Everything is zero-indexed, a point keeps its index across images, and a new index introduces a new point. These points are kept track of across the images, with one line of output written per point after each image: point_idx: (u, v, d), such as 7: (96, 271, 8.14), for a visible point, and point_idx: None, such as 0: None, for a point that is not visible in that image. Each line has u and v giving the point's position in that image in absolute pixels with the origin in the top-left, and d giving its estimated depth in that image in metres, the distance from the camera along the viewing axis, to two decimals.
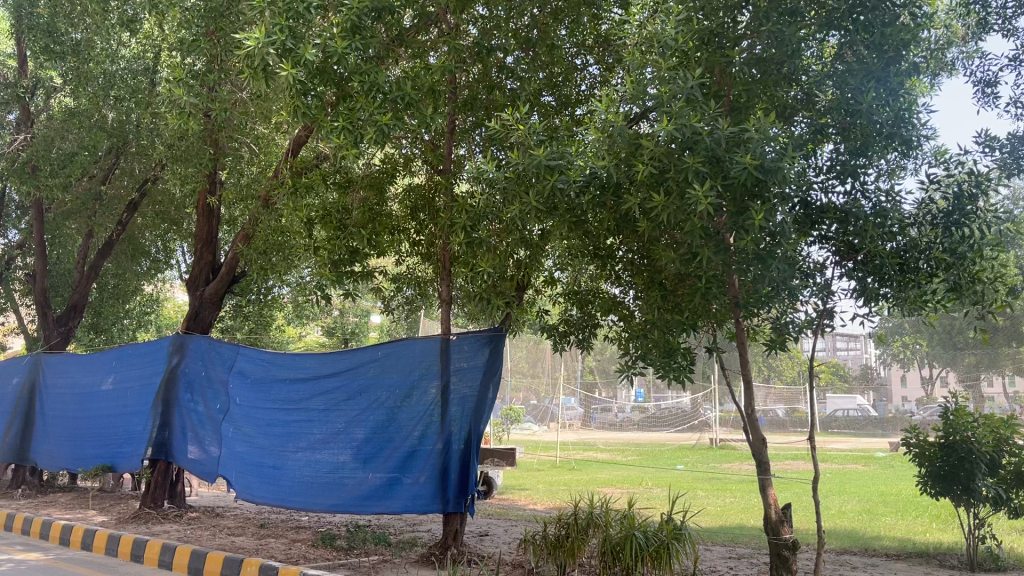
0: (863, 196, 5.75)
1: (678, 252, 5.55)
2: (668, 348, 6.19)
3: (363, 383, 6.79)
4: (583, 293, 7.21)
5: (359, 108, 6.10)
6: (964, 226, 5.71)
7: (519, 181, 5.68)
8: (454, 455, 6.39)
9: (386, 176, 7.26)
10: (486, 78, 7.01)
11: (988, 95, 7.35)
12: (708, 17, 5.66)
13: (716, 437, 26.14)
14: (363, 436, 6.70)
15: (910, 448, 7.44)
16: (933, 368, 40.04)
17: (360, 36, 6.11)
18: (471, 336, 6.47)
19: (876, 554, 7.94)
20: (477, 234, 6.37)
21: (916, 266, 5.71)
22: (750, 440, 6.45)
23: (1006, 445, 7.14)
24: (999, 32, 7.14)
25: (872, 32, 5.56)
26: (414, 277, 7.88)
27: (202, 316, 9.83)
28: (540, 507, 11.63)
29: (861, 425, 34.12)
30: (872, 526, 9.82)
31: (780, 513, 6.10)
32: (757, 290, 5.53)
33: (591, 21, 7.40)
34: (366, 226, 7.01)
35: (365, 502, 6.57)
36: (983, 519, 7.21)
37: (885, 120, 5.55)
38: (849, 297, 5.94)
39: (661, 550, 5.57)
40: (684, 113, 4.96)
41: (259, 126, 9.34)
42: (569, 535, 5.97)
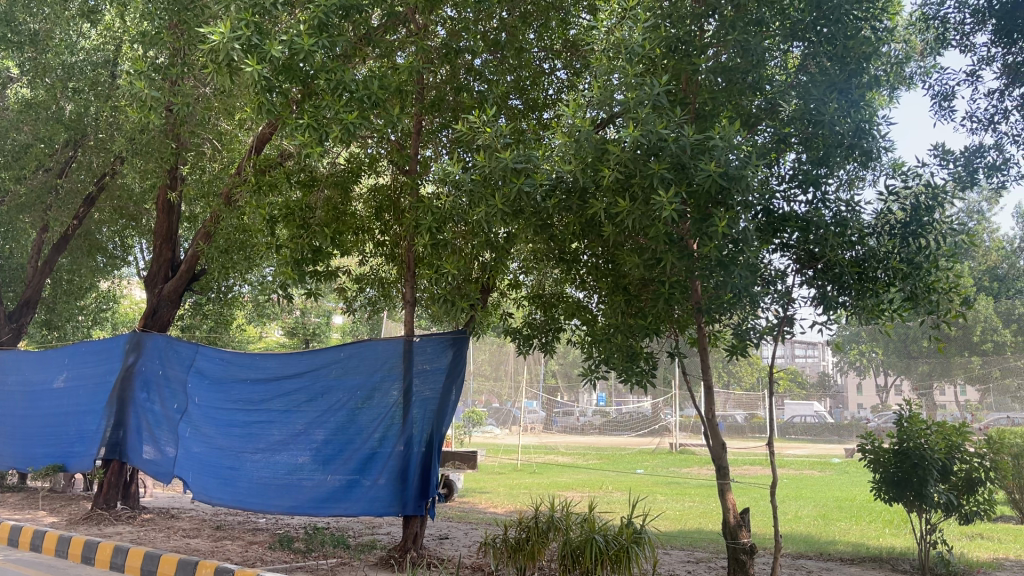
0: (824, 206, 5.85)
1: (642, 257, 5.61)
2: (631, 354, 6.21)
3: (324, 384, 6.71)
4: (548, 297, 7.24)
5: (324, 106, 6.04)
6: (921, 237, 5.83)
7: (485, 184, 5.64)
8: (415, 457, 6.39)
9: (349, 176, 7.12)
10: (454, 79, 6.98)
11: (945, 108, 7.52)
12: (675, 25, 5.75)
13: (676, 441, 26.36)
14: (323, 437, 6.64)
15: (865, 454, 7.56)
16: (888, 376, 40.77)
17: (327, 33, 6.06)
18: (435, 337, 6.46)
19: (831, 558, 8.06)
20: (442, 236, 6.39)
21: (874, 276, 5.83)
22: (711, 444, 6.50)
23: (958, 452, 7.28)
24: (958, 48, 7.28)
25: (834, 44, 5.70)
26: (378, 278, 7.85)
27: (160, 314, 9.63)
28: (500, 511, 11.61)
29: (818, 432, 34.63)
30: (828, 530, 9.97)
31: (738, 518, 6.15)
32: (719, 296, 5.62)
33: (560, 25, 7.45)
34: (329, 225, 6.95)
35: (323, 505, 6.51)
36: (935, 525, 7.35)
37: (846, 131, 5.60)
38: (809, 305, 6.04)
39: (621, 554, 5.59)
40: (650, 120, 5.01)
41: (222, 122, 9.21)
42: (530, 538, 5.96)
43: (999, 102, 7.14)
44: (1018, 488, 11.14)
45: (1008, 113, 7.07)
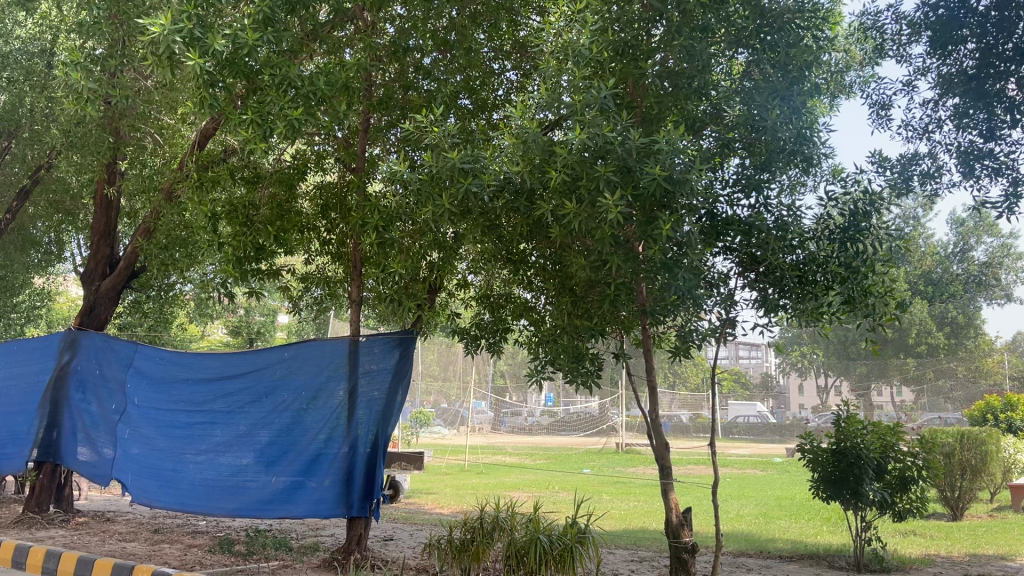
0: (766, 210, 5.97)
1: (588, 258, 5.65)
2: (576, 354, 6.22)
3: (269, 385, 6.61)
4: (495, 297, 7.19)
5: (269, 101, 5.93)
6: (859, 242, 5.99)
7: (433, 184, 5.61)
8: (360, 459, 6.30)
9: (296, 173, 7.06)
10: (403, 77, 6.95)
11: (883, 118, 7.73)
12: (624, 29, 5.76)
13: (622, 441, 26.64)
14: (267, 438, 6.54)
15: (805, 454, 7.73)
16: (828, 378, 41.81)
17: (272, 29, 5.97)
18: (381, 337, 6.39)
19: (770, 556, 8.22)
20: (389, 235, 6.31)
21: (814, 279, 5.97)
22: (654, 444, 6.57)
23: (891, 451, 7.48)
24: (894, 58, 7.52)
25: (777, 52, 5.79)
26: (324, 277, 7.74)
27: (97, 312, 9.40)
28: (446, 511, 11.59)
29: (760, 432, 35.34)
30: (768, 528, 10.17)
31: (680, 517, 6.22)
32: (664, 298, 5.70)
33: (509, 26, 7.46)
34: (273, 223, 6.78)
35: (266, 507, 6.41)
36: (870, 523, 7.54)
37: (789, 138, 5.75)
38: (751, 307, 6.15)
39: (565, 554, 5.62)
40: (598, 122, 5.07)
41: (165, 116, 9.15)
42: (474, 539, 5.96)
43: (933, 112, 7.36)
44: (949, 486, 11.49)
45: (941, 123, 7.29)
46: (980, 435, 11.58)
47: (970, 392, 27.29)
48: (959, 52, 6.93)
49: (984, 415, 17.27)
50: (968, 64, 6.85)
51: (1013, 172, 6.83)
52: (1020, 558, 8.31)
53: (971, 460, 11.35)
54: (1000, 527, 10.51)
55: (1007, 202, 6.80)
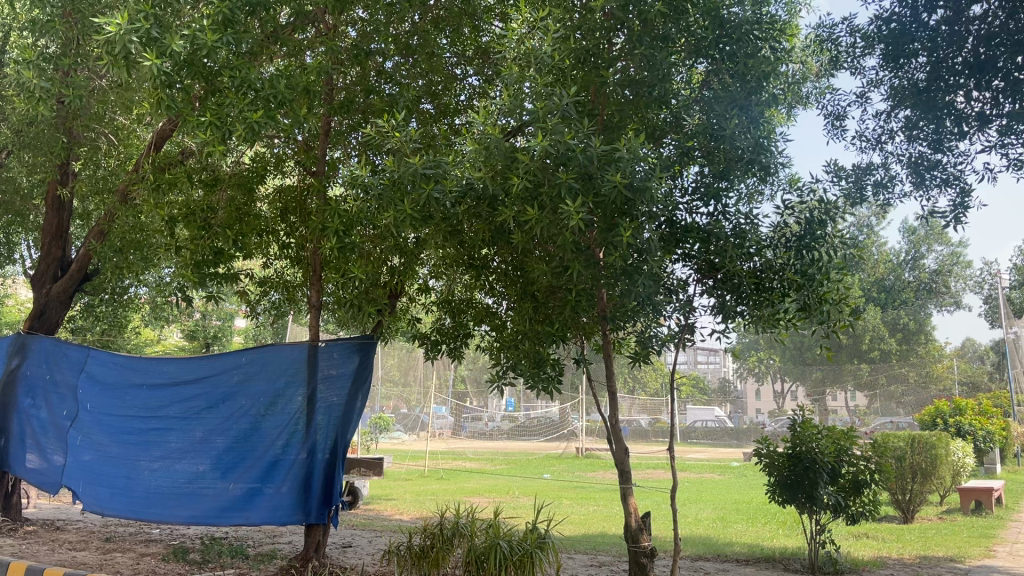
0: (724, 218, 6.07)
1: (549, 264, 5.71)
2: (538, 359, 6.17)
3: (225, 391, 6.51)
4: (457, 303, 7.18)
5: (228, 103, 5.85)
6: (815, 250, 6.06)
7: (395, 188, 5.48)
8: (318, 465, 6.27)
9: (255, 176, 6.99)
10: (364, 81, 6.92)
11: (837, 128, 7.90)
12: (585, 37, 5.84)
13: (582, 446, 26.76)
14: (224, 445, 6.44)
15: (761, 458, 7.84)
16: (785, 383, 42.44)
17: (232, 30, 5.88)
18: (341, 343, 6.37)
19: (727, 560, 8.32)
20: (349, 240, 6.14)
21: (770, 286, 6.06)
22: (614, 449, 6.61)
23: (845, 455, 7.62)
24: (848, 70, 7.69)
25: (735, 62, 5.91)
26: (282, 281, 7.70)
27: (48, 315, 9.20)
28: (406, 518, 11.53)
29: (718, 436, 35.78)
30: (725, 532, 10.29)
31: (639, 522, 6.26)
32: (624, 304, 5.75)
33: (472, 31, 7.48)
34: (232, 226, 6.77)
35: (223, 514, 6.31)
36: (824, 526, 7.67)
37: (747, 146, 5.83)
38: (708, 313, 6.26)
39: (524, 558, 5.62)
40: (559, 130, 5.07)
41: (120, 116, 8.98)
42: (434, 545, 5.93)
43: (885, 123, 7.54)
44: (901, 490, 11.74)
45: (893, 134, 7.47)
46: (930, 439, 11.85)
47: (921, 397, 27.93)
48: (911, 65, 7.11)
49: (935, 419, 17.68)
50: (919, 76, 7.02)
51: (961, 183, 7.02)
52: (968, 559, 8.51)
53: (922, 464, 11.60)
54: (949, 529, 10.76)
55: (954, 211, 7.00)
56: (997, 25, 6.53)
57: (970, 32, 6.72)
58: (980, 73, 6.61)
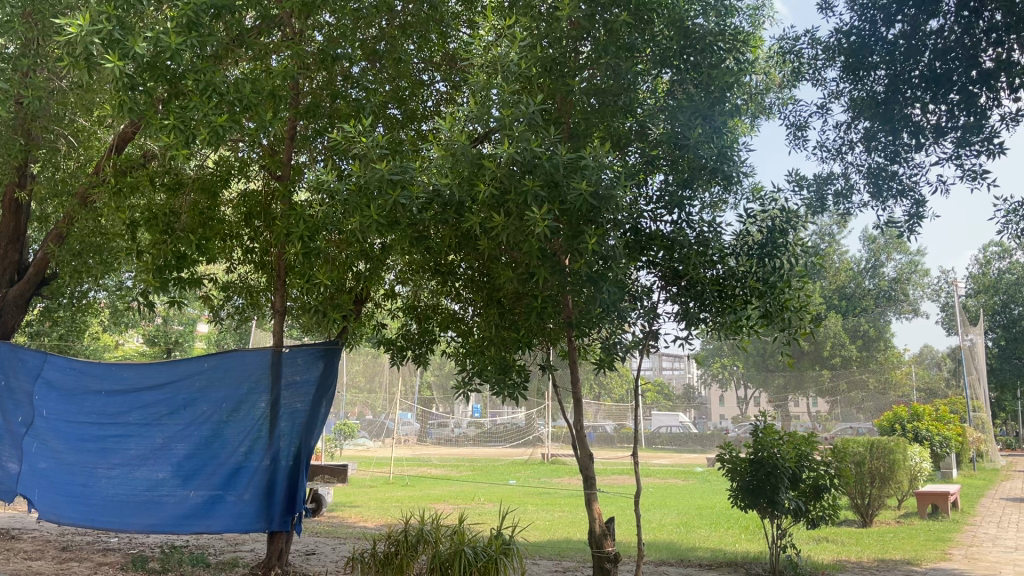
0: (688, 226, 6.12)
1: (516, 271, 5.69)
2: (504, 365, 6.21)
3: (187, 397, 6.40)
4: (423, 309, 7.20)
5: (192, 107, 5.78)
6: (776, 257, 6.18)
7: (361, 195, 5.44)
8: (281, 472, 6.31)
9: (219, 179, 6.89)
10: (330, 85, 6.85)
11: (799, 138, 8.04)
12: (552, 45, 5.84)
13: (547, 452, 26.81)
14: (185, 452, 6.35)
15: (724, 463, 7.93)
16: (748, 389, 42.93)
17: (196, 33, 5.82)
18: (306, 349, 6.39)
19: (690, 564, 8.40)
20: (315, 244, 6.13)
21: (733, 293, 6.19)
22: (578, 455, 6.65)
23: (806, 460, 7.71)
24: (810, 81, 7.84)
25: (700, 72, 6.03)
26: (245, 286, 7.63)
27: (5, 319, 8.98)
28: (370, 524, 11.46)
29: (682, 442, 36.08)
30: (688, 537, 10.40)
31: (603, 527, 6.32)
32: (590, 310, 5.80)
33: (439, 37, 7.50)
34: (196, 231, 6.66)
35: (184, 522, 6.25)
36: (785, 530, 7.76)
37: (710, 156, 5.89)
38: (672, 320, 6.32)
39: (489, 565, 5.62)
40: (526, 137, 5.11)
41: (81, 118, 8.86)
42: (398, 552, 5.90)
43: (845, 134, 7.69)
44: (859, 494, 11.91)
45: (853, 145, 7.62)
46: (888, 444, 12.09)
47: (881, 403, 28.40)
48: (870, 78, 7.26)
49: (893, 425, 18.01)
50: (878, 89, 7.18)
51: (915, 194, 7.19)
52: (923, 562, 8.68)
53: (880, 468, 11.81)
54: (906, 532, 10.96)
55: (909, 222, 7.16)
56: (952, 39, 6.69)
57: (926, 46, 6.86)
58: (936, 87, 6.78)
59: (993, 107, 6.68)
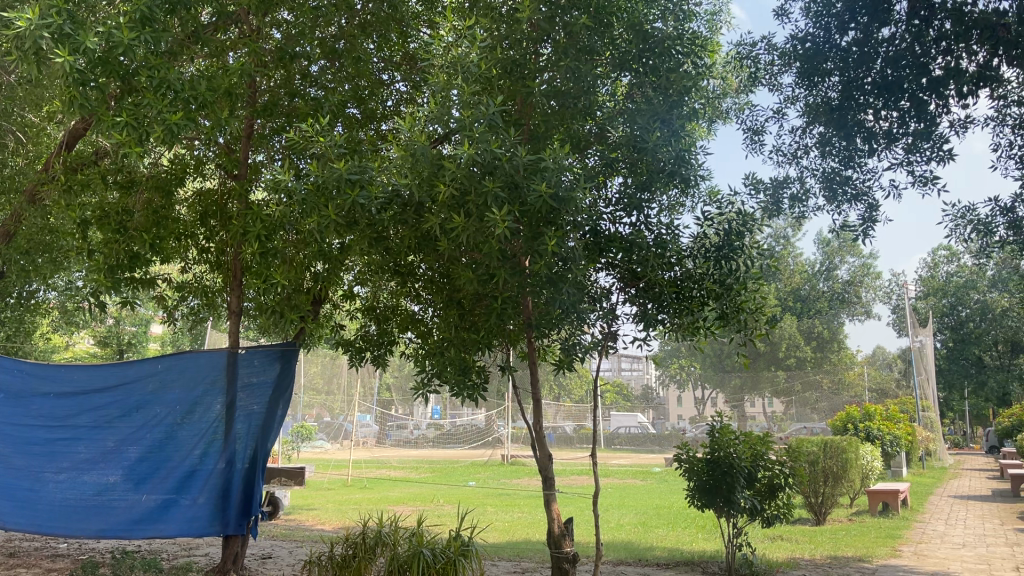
0: (646, 228, 6.17)
1: (476, 272, 5.66)
2: (463, 366, 6.24)
3: (139, 399, 6.26)
4: (381, 310, 7.12)
5: (145, 104, 5.66)
6: (733, 259, 6.28)
7: (318, 194, 5.39)
8: (237, 475, 6.26)
9: (173, 178, 6.78)
10: (288, 84, 6.82)
11: (756, 143, 8.17)
12: (512, 46, 5.88)
13: (508, 452, 26.83)
14: (138, 455, 6.21)
15: (681, 463, 8.00)
16: (705, 390, 43.44)
17: (150, 28, 5.69)
18: (262, 350, 6.42)
19: (648, 564, 8.47)
20: (272, 244, 6.16)
21: (690, 295, 6.26)
22: (538, 456, 6.66)
23: (761, 460, 7.81)
24: (766, 86, 7.97)
25: (658, 75, 6.06)
26: (201, 287, 7.51)
27: None
28: (328, 527, 11.36)
29: (641, 442, 36.38)
30: (646, 536, 10.48)
31: (562, 527, 6.34)
32: (549, 312, 5.78)
33: (399, 37, 7.48)
34: (150, 230, 6.52)
35: (135, 526, 6.11)
36: (741, 529, 7.86)
37: (668, 159, 5.97)
38: (630, 321, 6.38)
39: (448, 566, 5.61)
40: (485, 138, 5.09)
41: (30, 114, 8.64)
42: (356, 555, 5.85)
43: (801, 139, 7.82)
44: (813, 493, 12.11)
45: (808, 149, 7.76)
46: (841, 443, 12.34)
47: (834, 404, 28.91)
48: (825, 83, 7.41)
49: (846, 424, 18.36)
50: (832, 94, 7.33)
51: (869, 199, 7.33)
52: (874, 558, 8.86)
53: (833, 468, 12.03)
54: (858, 530, 11.18)
55: (863, 226, 7.30)
56: (903, 47, 6.83)
57: (878, 53, 7.03)
58: (888, 94, 6.93)
59: (942, 114, 6.84)
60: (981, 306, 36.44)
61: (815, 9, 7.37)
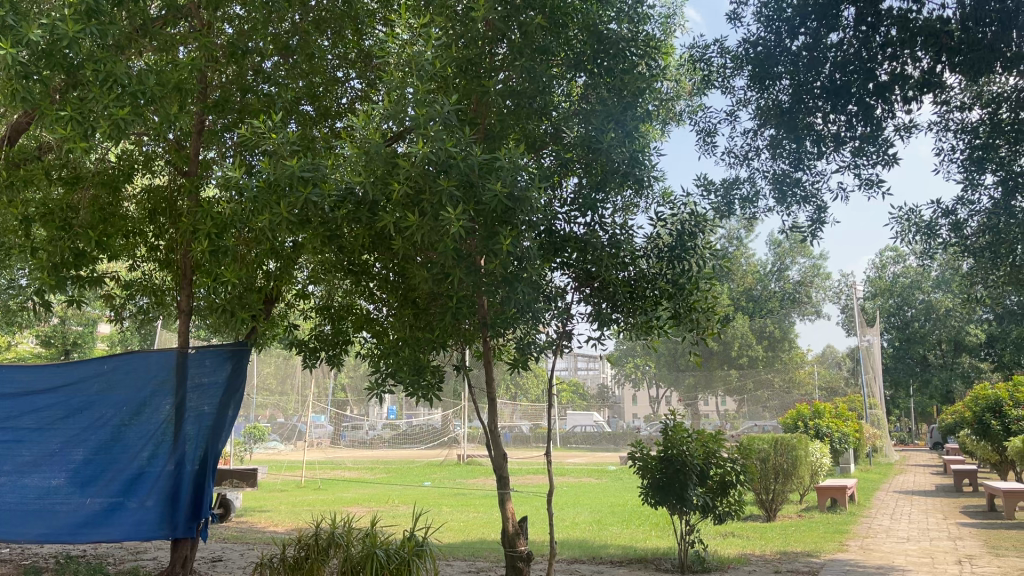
0: (601, 228, 6.21)
1: (431, 271, 5.65)
2: (418, 366, 6.31)
3: (84, 400, 6.09)
4: (336, 309, 7.08)
5: (91, 98, 5.52)
6: (686, 260, 6.35)
7: (271, 191, 5.25)
8: (186, 477, 6.19)
9: (120, 174, 6.63)
10: (240, 79, 6.66)
11: (708, 144, 8.28)
12: (468, 45, 5.84)
13: (464, 453, 26.80)
14: (82, 457, 6.02)
15: (635, 461, 8.06)
16: (659, 389, 43.91)
17: (96, 21, 5.54)
18: (213, 351, 6.36)
19: (601, 561, 8.53)
20: (223, 242, 5.97)
21: (644, 294, 6.34)
22: (492, 455, 6.66)
23: (713, 458, 7.93)
24: (720, 89, 8.07)
25: (613, 77, 6.17)
26: (151, 286, 7.38)
27: None
28: (280, 529, 11.23)
29: (596, 441, 36.66)
30: (600, 534, 10.54)
31: (517, 526, 6.35)
32: (504, 311, 5.79)
33: (354, 35, 7.41)
34: (94, 227, 6.42)
35: (78, 531, 5.90)
36: (693, 526, 7.96)
37: (622, 160, 5.99)
38: (585, 320, 6.43)
39: (402, 566, 5.58)
40: (440, 137, 5.05)
41: None
42: (309, 556, 5.79)
43: (752, 141, 7.95)
44: (764, 490, 12.31)
45: (759, 151, 7.88)
46: (791, 441, 12.56)
47: (785, 402, 29.44)
48: (775, 87, 7.55)
49: (796, 422, 18.71)
50: (782, 98, 7.48)
51: (818, 201, 7.48)
52: (823, 553, 9.04)
53: (783, 465, 12.25)
54: (807, 526, 11.41)
55: (812, 227, 7.46)
56: (851, 52, 6.98)
57: (828, 58, 7.14)
58: (836, 97, 7.10)
59: (888, 118, 7.01)
60: (926, 306, 37.45)
61: (767, 14, 7.48)
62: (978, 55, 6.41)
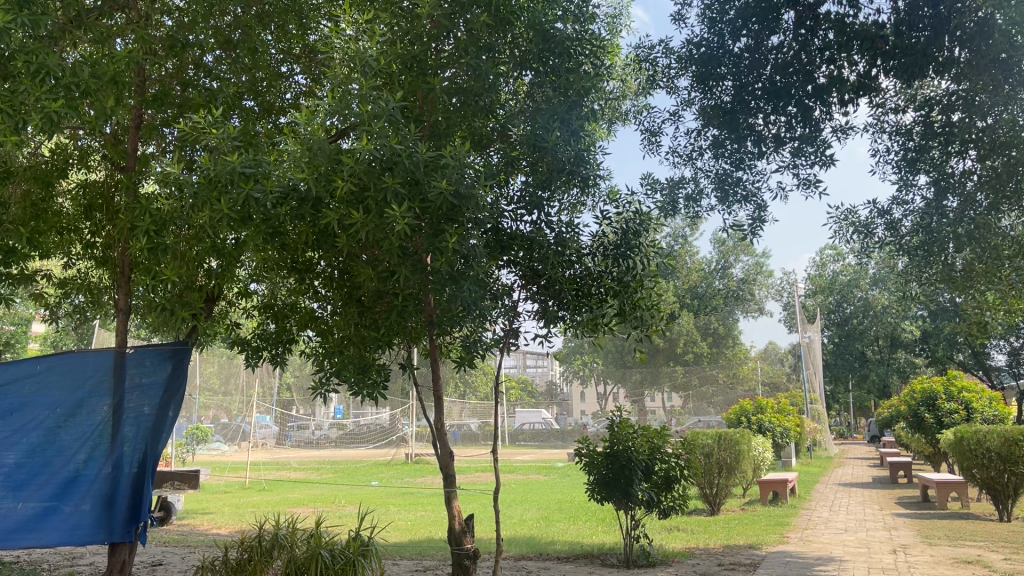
0: (547, 226, 6.23)
1: (375, 269, 5.66)
2: (363, 365, 6.15)
3: (15, 402, 5.86)
4: (280, 308, 6.97)
5: (22, 90, 5.28)
6: (630, 257, 6.44)
7: (211, 187, 5.15)
8: (124, 479, 6.05)
9: (54, 169, 6.44)
10: (181, 74, 6.63)
11: (653, 144, 8.37)
12: (414, 41, 5.79)
13: (411, 453, 26.64)
14: (13, 461, 5.78)
15: (581, 457, 8.12)
16: (606, 386, 44.29)
17: (27, 11, 5.32)
18: (153, 350, 6.25)
19: (548, 557, 8.58)
20: (161, 240, 5.75)
21: (590, 292, 6.38)
22: (439, 452, 6.62)
23: (657, 453, 8.02)
24: (664, 88, 8.16)
25: (558, 75, 6.17)
26: (87, 283, 7.21)
27: None
28: (223, 531, 11.03)
29: (544, 438, 36.81)
30: (548, 531, 10.61)
31: (463, 524, 6.33)
32: (450, 309, 5.81)
33: (298, 29, 7.31)
34: (26, 223, 6.29)
35: (9, 537, 5.70)
36: (639, 520, 8.05)
37: (568, 159, 6.06)
38: (532, 318, 6.44)
39: (347, 566, 5.51)
40: (384, 133, 5.02)
41: None
42: (252, 559, 5.70)
43: (695, 141, 8.06)
44: (708, 484, 12.50)
45: (702, 151, 8.00)
46: (734, 436, 12.78)
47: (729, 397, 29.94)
48: (718, 88, 7.67)
49: (739, 417, 19.09)
50: (724, 99, 7.60)
51: (758, 200, 7.63)
52: (764, 546, 9.23)
53: (726, 459, 12.47)
54: (748, 519, 11.63)
55: (753, 225, 7.60)
56: (790, 55, 7.13)
57: (769, 60, 7.31)
58: (777, 99, 7.26)
59: (825, 121, 7.18)
60: (863, 304, 38.46)
61: (711, 15, 7.58)
62: (911, 59, 6.64)
